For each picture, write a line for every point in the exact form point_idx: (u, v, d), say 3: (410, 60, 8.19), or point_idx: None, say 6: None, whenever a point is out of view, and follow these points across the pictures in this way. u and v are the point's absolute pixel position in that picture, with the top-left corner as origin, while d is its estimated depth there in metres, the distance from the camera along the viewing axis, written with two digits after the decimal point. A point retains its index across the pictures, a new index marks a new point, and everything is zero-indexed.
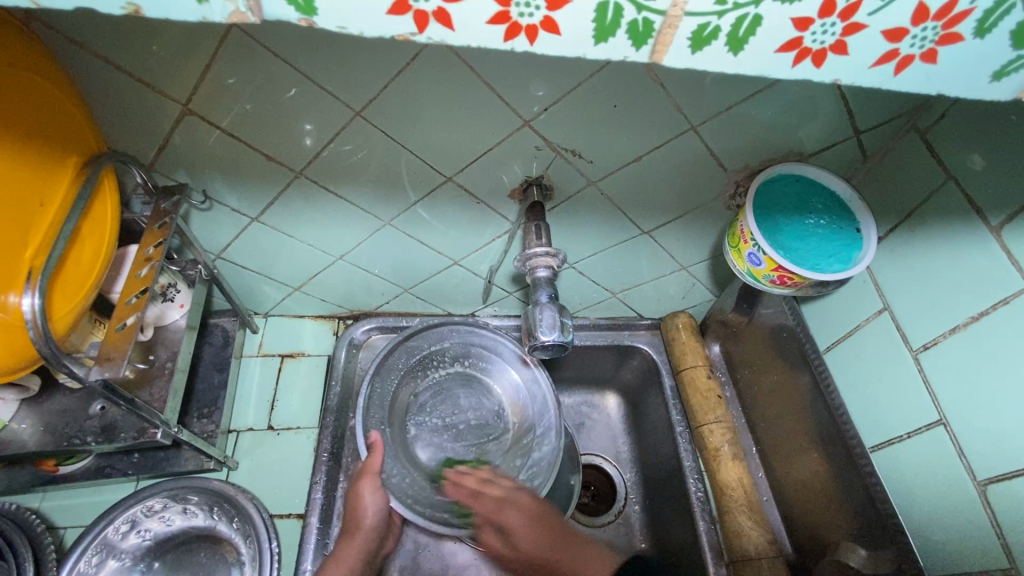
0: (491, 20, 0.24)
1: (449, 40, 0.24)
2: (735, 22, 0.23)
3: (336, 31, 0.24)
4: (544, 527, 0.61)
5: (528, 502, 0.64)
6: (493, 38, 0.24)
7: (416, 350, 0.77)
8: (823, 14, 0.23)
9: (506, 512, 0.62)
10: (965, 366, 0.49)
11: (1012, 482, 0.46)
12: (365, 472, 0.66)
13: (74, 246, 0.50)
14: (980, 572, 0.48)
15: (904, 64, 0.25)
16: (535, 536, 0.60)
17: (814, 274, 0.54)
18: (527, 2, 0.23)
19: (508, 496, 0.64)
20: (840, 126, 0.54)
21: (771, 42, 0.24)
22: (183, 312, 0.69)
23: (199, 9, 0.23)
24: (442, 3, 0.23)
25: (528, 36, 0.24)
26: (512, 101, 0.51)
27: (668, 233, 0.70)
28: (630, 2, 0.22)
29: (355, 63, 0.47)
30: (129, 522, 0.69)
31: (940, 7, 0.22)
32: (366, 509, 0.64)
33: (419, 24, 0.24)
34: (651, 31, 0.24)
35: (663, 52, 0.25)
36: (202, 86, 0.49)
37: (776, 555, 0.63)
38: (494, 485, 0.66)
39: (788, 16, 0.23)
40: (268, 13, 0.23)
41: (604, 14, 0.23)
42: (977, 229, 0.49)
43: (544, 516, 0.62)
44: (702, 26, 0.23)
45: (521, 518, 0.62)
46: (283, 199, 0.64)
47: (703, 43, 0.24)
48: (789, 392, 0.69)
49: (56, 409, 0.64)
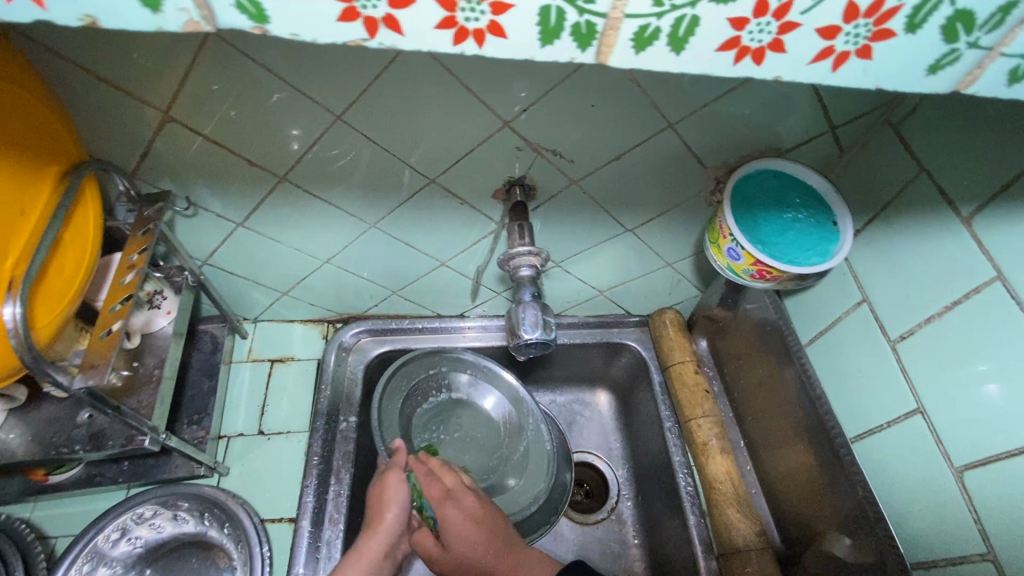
0: (438, 26, 0.24)
1: (399, 44, 0.25)
2: (674, 22, 0.24)
3: (289, 38, 0.25)
4: (484, 530, 0.62)
5: (472, 503, 0.64)
6: (442, 43, 0.25)
7: (420, 375, 0.78)
8: (757, 14, 0.23)
9: (445, 507, 0.63)
10: (940, 355, 0.50)
11: (987, 467, 0.46)
12: (392, 467, 0.65)
13: (56, 253, 0.50)
14: (960, 557, 0.49)
15: (841, 60, 0.25)
16: (473, 537, 0.62)
17: (793, 267, 0.55)
18: (473, 6, 0.23)
19: (453, 492, 0.64)
20: (815, 121, 0.55)
21: (710, 41, 0.25)
22: (170, 318, 0.69)
23: (155, 19, 0.23)
24: (390, 9, 0.23)
25: (475, 39, 0.25)
26: (490, 101, 0.51)
27: (652, 230, 0.70)
28: (571, 6, 0.23)
29: (332, 68, 0.47)
30: (120, 530, 0.69)
31: (870, 4, 0.23)
32: (389, 500, 0.62)
33: (369, 30, 0.24)
34: (595, 33, 0.24)
35: (609, 53, 0.25)
36: (180, 94, 0.49)
37: (764, 547, 0.64)
38: (447, 474, 0.66)
39: (725, 16, 0.24)
40: (222, 22, 0.24)
41: (547, 18, 0.24)
42: (949, 219, 0.49)
43: (484, 521, 0.63)
44: (642, 27, 0.24)
45: (459, 520, 0.62)
46: (268, 204, 0.64)
47: (645, 44, 0.25)
48: (776, 386, 0.70)
49: (44, 419, 0.64)
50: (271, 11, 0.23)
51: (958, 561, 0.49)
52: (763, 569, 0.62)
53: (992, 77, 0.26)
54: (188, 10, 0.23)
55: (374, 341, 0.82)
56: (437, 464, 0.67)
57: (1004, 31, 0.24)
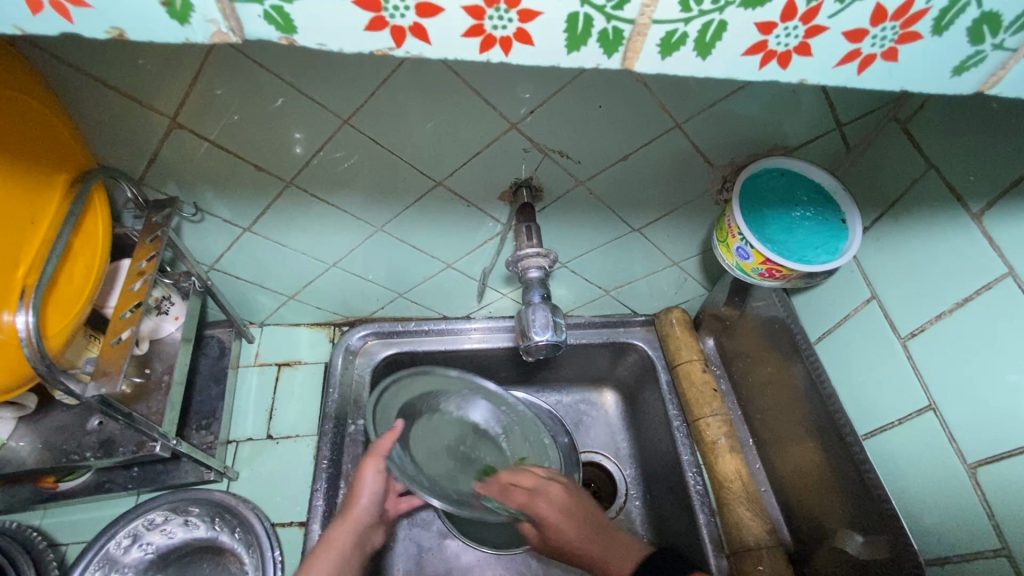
0: (465, 34, 0.24)
1: (426, 53, 0.25)
2: (702, 28, 0.24)
3: (316, 49, 0.25)
4: (579, 514, 0.64)
5: (559, 495, 0.66)
6: (470, 51, 0.25)
7: (402, 389, 0.75)
8: (785, 18, 0.23)
9: (537, 501, 0.65)
10: (952, 352, 0.50)
11: (1001, 463, 0.46)
12: (371, 453, 0.65)
13: (67, 262, 0.50)
14: (974, 553, 0.49)
15: (867, 63, 0.25)
16: (568, 527, 0.63)
17: (801, 266, 0.55)
18: (501, 14, 0.23)
19: (539, 487, 0.67)
20: (822, 119, 0.55)
21: (736, 45, 0.25)
22: (178, 324, 0.69)
23: (181, 31, 0.23)
24: (418, 18, 0.23)
25: (502, 47, 0.25)
26: (499, 104, 0.51)
27: (658, 229, 0.70)
28: (599, 12, 0.23)
29: (341, 73, 0.47)
30: (131, 536, 0.69)
31: (898, 7, 0.23)
32: (363, 491, 0.64)
33: (396, 39, 0.24)
34: (622, 39, 0.24)
35: (635, 59, 0.25)
36: (190, 99, 0.49)
37: (775, 545, 0.64)
38: (525, 477, 0.69)
39: (752, 20, 0.24)
40: (249, 33, 0.24)
41: (575, 24, 0.24)
42: (959, 215, 0.49)
43: (576, 511, 0.64)
44: (670, 32, 0.24)
45: (554, 512, 0.64)
46: (275, 209, 0.64)
47: (672, 50, 0.25)
48: (784, 384, 0.70)
49: (55, 426, 0.64)
50: (298, 21, 0.23)
51: (972, 557, 0.49)
52: (775, 567, 0.62)
53: (1014, 78, 0.26)
54: (215, 21, 0.23)
55: (381, 343, 0.82)
56: (511, 474, 0.70)
57: None
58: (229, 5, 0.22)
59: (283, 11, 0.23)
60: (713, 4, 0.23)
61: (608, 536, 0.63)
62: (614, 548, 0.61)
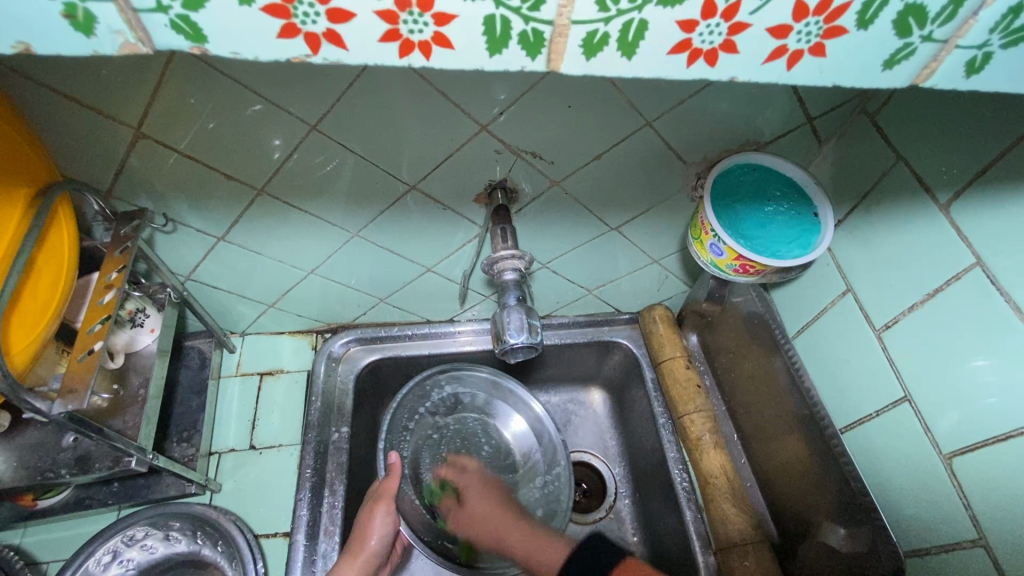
0: (382, 38, 0.24)
1: (345, 59, 0.25)
2: (622, 27, 0.24)
3: (231, 57, 0.24)
4: (495, 498, 0.69)
5: (489, 481, 0.72)
6: (389, 56, 0.25)
7: (444, 392, 0.80)
8: (705, 15, 0.23)
9: (465, 478, 0.72)
10: (928, 342, 0.50)
11: (975, 453, 0.46)
12: (381, 495, 0.66)
13: (30, 277, 0.49)
14: (952, 543, 0.49)
15: (795, 58, 0.25)
16: (491, 505, 0.68)
17: (774, 260, 0.55)
18: (415, 19, 0.23)
19: (471, 468, 0.74)
20: (793, 114, 0.55)
21: (661, 44, 0.24)
22: (154, 336, 0.68)
23: (90, 43, 0.23)
24: (331, 24, 0.23)
25: (422, 52, 0.24)
26: (466, 106, 0.51)
27: (636, 227, 0.70)
28: (516, 15, 0.23)
29: (302, 80, 0.47)
30: (111, 552, 0.68)
31: (819, 2, 0.23)
32: (372, 531, 0.64)
33: (312, 46, 0.24)
34: (543, 40, 0.24)
35: (559, 60, 0.25)
36: (151, 110, 0.48)
37: (761, 540, 0.64)
38: (463, 460, 0.75)
39: (673, 18, 0.23)
40: (160, 43, 0.23)
41: (493, 27, 0.23)
42: (928, 207, 0.49)
43: (496, 492, 0.70)
44: (591, 33, 0.24)
45: (475, 490, 0.70)
46: (248, 217, 0.63)
47: (595, 50, 0.25)
48: (765, 377, 0.70)
49: (29, 444, 0.63)
50: (207, 29, 0.23)
51: (950, 547, 0.49)
52: (761, 561, 0.62)
53: (949, 69, 0.26)
54: (122, 32, 0.23)
55: (364, 349, 0.82)
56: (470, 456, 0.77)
57: (958, 23, 0.24)
58: (133, 15, 0.22)
59: (191, 21, 0.22)
60: (630, 4, 0.23)
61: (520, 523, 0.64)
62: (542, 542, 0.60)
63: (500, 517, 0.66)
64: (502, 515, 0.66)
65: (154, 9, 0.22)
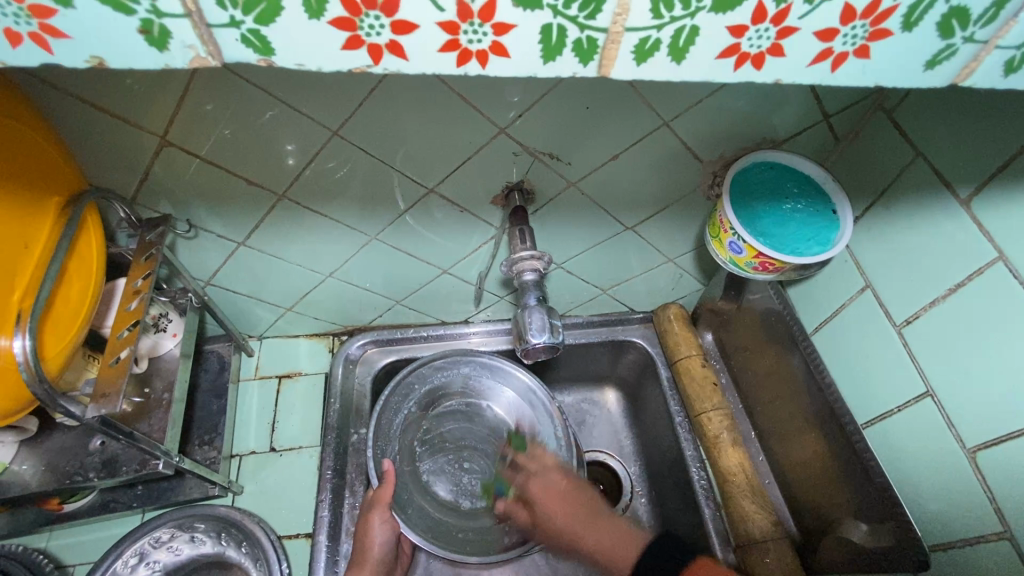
0: (442, 49, 0.25)
1: (404, 69, 0.25)
2: (675, 33, 0.24)
3: (295, 69, 0.25)
4: (569, 501, 0.63)
5: (558, 482, 0.66)
6: (447, 65, 0.25)
7: (431, 381, 0.78)
8: (755, 21, 0.24)
9: (534, 483, 0.67)
10: (950, 337, 0.50)
11: (1001, 448, 0.46)
12: (376, 503, 0.66)
13: (62, 284, 0.50)
14: (976, 537, 0.49)
15: (840, 61, 0.25)
16: (560, 509, 0.63)
17: (794, 257, 0.55)
18: (476, 28, 0.24)
19: (540, 471, 0.68)
20: (810, 111, 0.55)
21: (710, 49, 0.25)
22: (177, 341, 0.69)
23: (162, 57, 0.24)
24: (394, 36, 0.24)
25: (479, 60, 0.25)
26: (487, 110, 0.52)
27: (652, 226, 0.70)
28: (571, 22, 0.24)
29: (327, 86, 0.47)
30: (137, 554, 0.69)
31: (866, 6, 0.23)
32: (371, 542, 0.64)
33: (374, 57, 0.25)
34: (596, 47, 0.25)
35: (610, 67, 0.26)
36: (179, 117, 0.49)
37: (781, 537, 0.64)
38: (535, 461, 0.70)
39: (724, 24, 0.24)
40: (228, 57, 0.24)
41: (548, 36, 0.24)
42: (948, 201, 0.50)
43: (570, 493, 0.64)
44: (643, 40, 0.24)
45: (550, 494, 0.65)
46: (269, 222, 0.64)
47: (646, 56, 0.25)
48: (783, 375, 0.70)
49: (57, 448, 0.64)
50: (276, 43, 0.24)
51: (975, 541, 0.49)
52: (781, 559, 0.62)
53: (987, 70, 0.26)
54: (194, 46, 0.23)
55: (381, 351, 0.82)
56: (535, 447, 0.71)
57: (999, 24, 0.24)
58: (206, 30, 0.23)
59: (261, 34, 0.23)
60: (684, 11, 0.23)
61: (599, 521, 0.60)
62: (612, 536, 0.58)
63: (574, 526, 0.61)
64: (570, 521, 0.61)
65: (227, 25, 0.23)
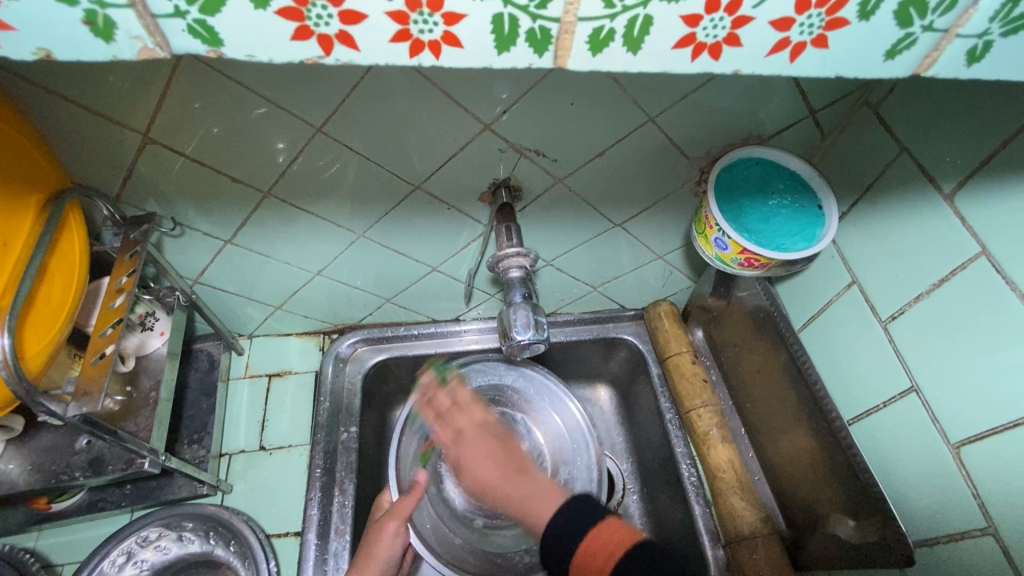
0: (393, 39, 0.24)
1: (356, 60, 0.25)
2: (628, 23, 0.24)
3: (246, 60, 0.25)
4: (498, 461, 0.64)
5: (485, 439, 0.67)
6: (400, 56, 0.25)
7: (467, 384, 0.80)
8: (710, 10, 0.24)
9: (462, 443, 0.67)
10: (934, 333, 0.50)
11: (984, 442, 0.46)
12: (392, 514, 0.64)
13: (43, 282, 0.49)
14: (960, 532, 0.49)
15: (798, 51, 0.26)
16: (487, 469, 0.64)
17: (779, 253, 0.55)
18: (426, 19, 0.24)
19: (467, 428, 0.69)
20: (795, 107, 0.55)
21: (667, 39, 0.25)
22: (164, 340, 0.69)
23: (109, 48, 0.24)
24: (343, 27, 0.24)
25: (432, 51, 0.25)
26: (470, 106, 0.51)
27: (640, 223, 0.70)
28: (524, 13, 0.23)
29: (307, 82, 0.47)
30: (125, 553, 0.69)
31: None
32: (380, 551, 0.62)
33: (324, 48, 0.25)
34: (550, 38, 0.25)
35: (566, 57, 0.26)
36: (159, 115, 0.49)
37: (770, 533, 0.64)
38: (463, 416, 0.70)
39: (678, 14, 0.24)
40: (178, 48, 0.24)
41: (501, 25, 0.24)
42: (933, 197, 0.49)
43: (497, 453, 0.65)
44: (597, 29, 0.24)
45: (475, 454, 0.65)
46: (255, 220, 0.64)
47: (602, 46, 0.25)
48: (772, 372, 0.70)
49: (42, 447, 0.64)
50: (223, 34, 0.24)
51: (959, 536, 0.49)
52: (770, 555, 0.62)
53: (950, 59, 0.26)
54: (141, 37, 0.23)
55: (371, 350, 0.82)
56: (463, 399, 0.72)
57: (958, 12, 0.24)
58: (152, 20, 0.23)
59: (208, 25, 0.23)
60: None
61: (524, 481, 0.61)
62: (533, 492, 0.59)
63: (499, 483, 0.62)
64: (496, 479, 0.62)
65: (173, 15, 0.23)
